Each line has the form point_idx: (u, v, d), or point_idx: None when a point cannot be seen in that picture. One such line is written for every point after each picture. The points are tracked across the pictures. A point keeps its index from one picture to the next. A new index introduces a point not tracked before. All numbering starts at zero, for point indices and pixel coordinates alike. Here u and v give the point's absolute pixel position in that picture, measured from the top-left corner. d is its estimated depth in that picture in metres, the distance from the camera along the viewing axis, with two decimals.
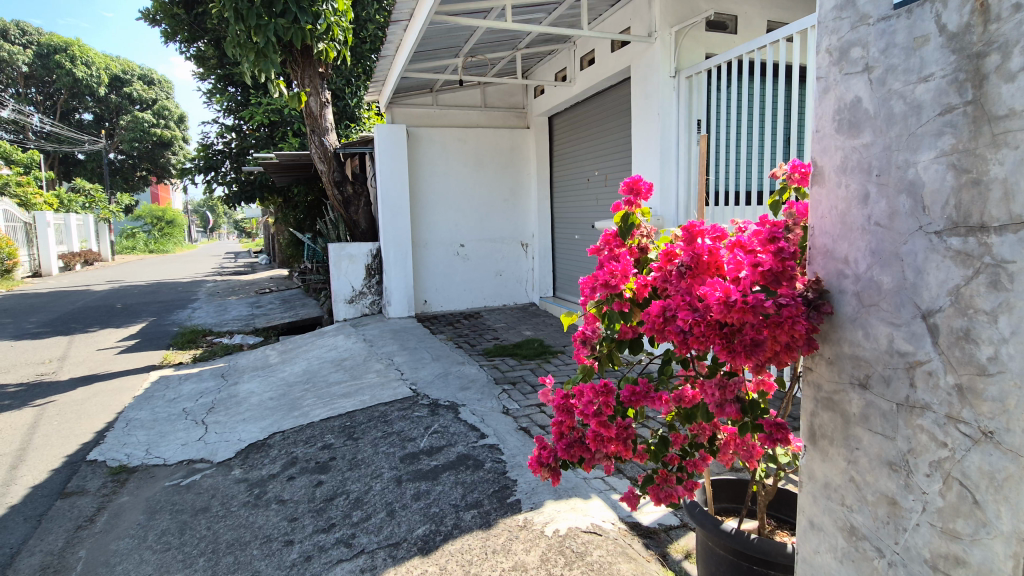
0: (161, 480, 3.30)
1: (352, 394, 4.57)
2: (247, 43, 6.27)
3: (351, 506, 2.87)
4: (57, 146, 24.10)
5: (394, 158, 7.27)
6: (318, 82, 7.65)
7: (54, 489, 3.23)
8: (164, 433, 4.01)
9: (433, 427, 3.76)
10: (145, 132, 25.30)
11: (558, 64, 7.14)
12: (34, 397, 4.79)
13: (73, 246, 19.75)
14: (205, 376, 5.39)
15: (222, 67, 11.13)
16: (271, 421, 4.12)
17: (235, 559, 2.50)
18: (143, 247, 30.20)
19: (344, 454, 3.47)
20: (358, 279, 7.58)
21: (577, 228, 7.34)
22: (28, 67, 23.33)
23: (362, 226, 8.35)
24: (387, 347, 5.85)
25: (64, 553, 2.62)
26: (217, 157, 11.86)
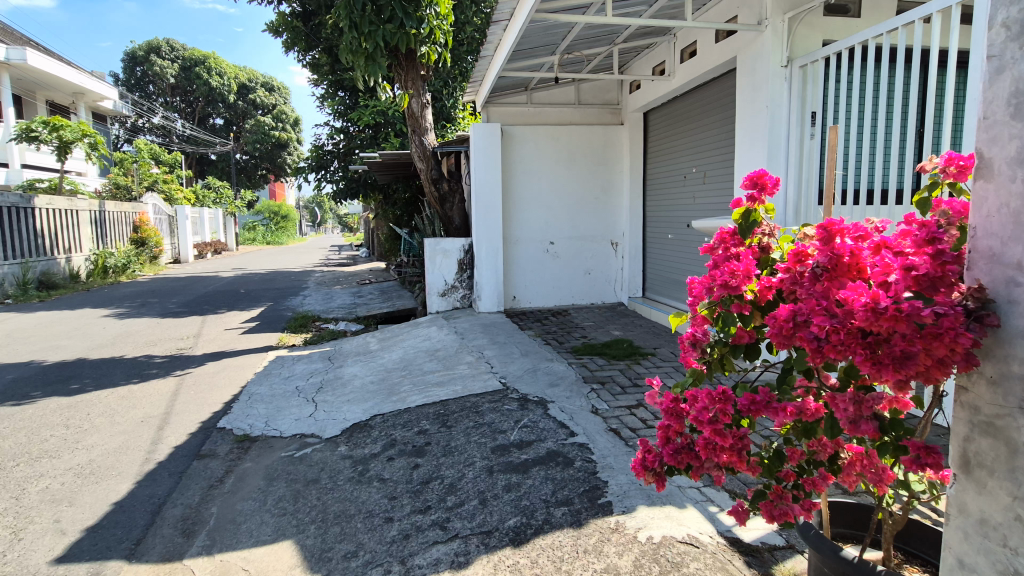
0: (278, 450, 3.63)
1: (444, 384, 4.74)
2: (358, 49, 6.73)
3: (445, 491, 2.98)
4: (195, 148, 27.33)
5: (488, 156, 7.41)
6: (420, 84, 8.00)
7: (192, 450, 3.67)
8: (280, 407, 4.41)
9: (523, 421, 3.80)
10: (266, 134, 28.08)
11: (657, 57, 6.91)
12: (176, 368, 5.47)
13: (205, 237, 22.28)
14: (314, 358, 5.86)
15: (333, 73, 12.03)
16: (372, 404, 4.38)
17: (341, 530, 2.69)
18: (262, 239, 33.42)
19: (438, 440, 3.61)
20: (450, 273, 7.85)
21: (670, 228, 7.07)
22: (174, 79, 26.64)
23: (456, 223, 8.62)
24: (477, 340, 6.01)
25: (200, 507, 2.96)
26: (327, 157, 12.87)
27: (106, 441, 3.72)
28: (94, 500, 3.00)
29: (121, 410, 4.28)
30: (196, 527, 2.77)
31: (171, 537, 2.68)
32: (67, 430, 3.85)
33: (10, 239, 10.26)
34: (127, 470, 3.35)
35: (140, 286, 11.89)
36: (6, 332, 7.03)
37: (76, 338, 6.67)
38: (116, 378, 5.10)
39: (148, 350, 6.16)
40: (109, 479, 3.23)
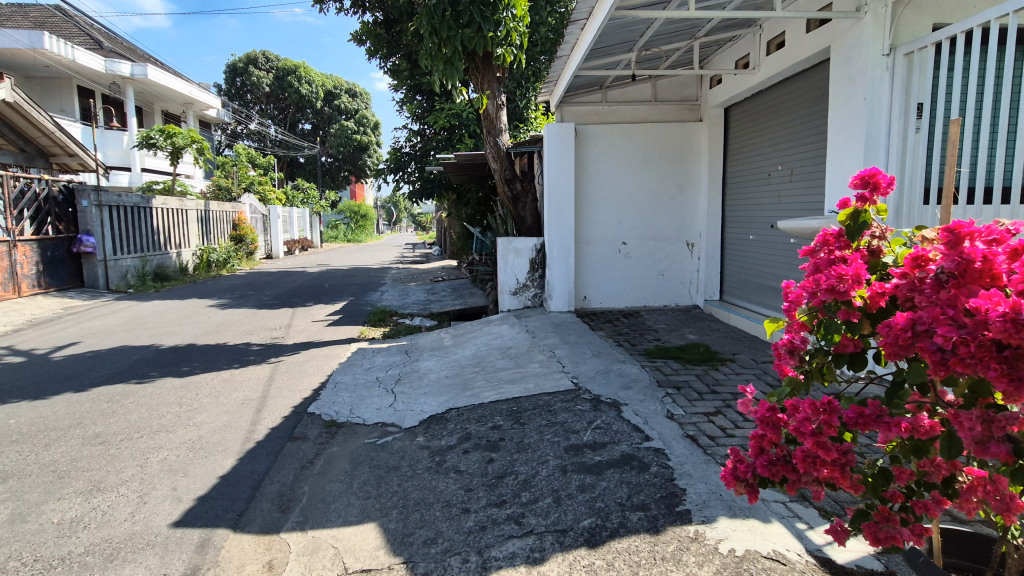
0: (362, 437, 3.84)
1: (517, 381, 4.81)
2: (438, 54, 6.98)
3: (519, 486, 3.03)
4: (286, 152, 29.40)
5: (562, 156, 7.40)
6: (495, 86, 8.13)
7: (286, 431, 3.95)
8: (363, 396, 4.66)
9: (596, 422, 3.77)
10: (349, 138, 29.90)
11: (740, 50, 6.59)
12: (270, 356, 5.91)
13: (294, 234, 23.92)
14: (392, 351, 6.13)
15: (413, 78, 12.53)
16: (447, 397, 4.52)
17: (422, 516, 2.80)
18: (343, 236, 35.36)
19: (512, 436, 3.67)
20: (522, 272, 7.92)
21: (752, 228, 6.74)
22: (269, 87, 28.70)
23: (528, 222, 8.68)
24: (548, 339, 6.04)
25: (294, 485, 3.19)
26: (405, 159, 13.51)
27: (213, 420, 4.07)
28: (204, 472, 3.28)
29: (225, 392, 4.69)
30: (291, 504, 2.99)
31: (270, 511, 2.90)
32: (180, 408, 4.26)
33: (133, 235, 11.51)
34: (231, 447, 3.64)
35: (238, 279, 12.95)
36: (129, 318, 7.90)
37: (186, 325, 7.37)
38: (220, 362, 5.59)
39: (246, 339, 6.70)
40: (216, 454, 3.53)
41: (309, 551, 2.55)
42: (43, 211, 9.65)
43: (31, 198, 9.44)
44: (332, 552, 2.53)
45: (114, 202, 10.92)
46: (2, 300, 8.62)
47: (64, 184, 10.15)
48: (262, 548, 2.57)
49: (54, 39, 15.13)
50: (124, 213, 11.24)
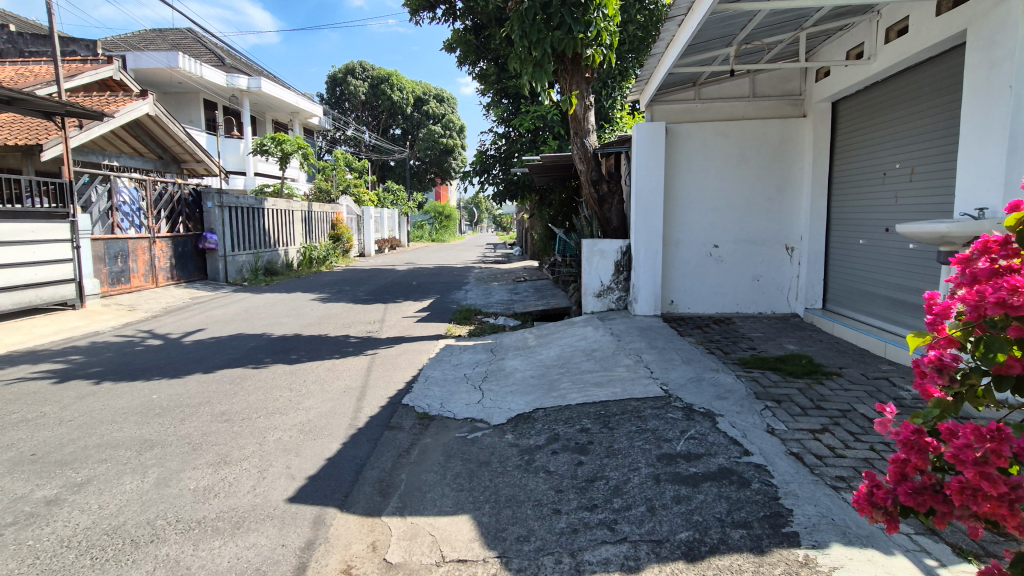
0: (453, 431, 3.96)
1: (604, 384, 4.74)
2: (528, 57, 7.04)
3: (611, 491, 2.98)
4: (379, 156, 31.17)
5: (651, 156, 7.19)
6: (584, 87, 8.08)
7: (384, 420, 4.17)
8: (453, 392, 4.81)
9: (689, 432, 3.64)
10: (436, 141, 31.42)
11: (854, 39, 6.06)
12: (366, 348, 6.27)
13: (383, 234, 25.24)
14: (479, 349, 6.29)
15: (500, 83, 12.83)
16: (534, 397, 4.55)
17: (513, 513, 2.84)
18: (428, 236, 36.82)
19: (601, 440, 3.62)
20: (607, 274, 7.78)
21: (863, 232, 6.17)
22: (365, 96, 30.53)
23: (614, 224, 8.50)
24: (635, 343, 5.90)
25: (392, 472, 3.36)
26: (490, 161, 13.88)
27: (319, 405, 4.38)
28: (313, 453, 3.53)
29: (329, 380, 5.04)
30: (390, 490, 3.14)
31: (371, 495, 3.07)
32: (290, 393, 4.63)
33: (247, 233, 12.69)
34: (336, 432, 3.90)
35: (336, 275, 13.89)
36: (245, 308, 8.72)
37: (293, 316, 8.02)
38: (323, 352, 6.01)
39: (345, 331, 7.15)
40: (323, 437, 3.79)
41: (408, 536, 2.67)
42: (176, 211, 10.88)
43: (168, 199, 10.64)
44: (430, 540, 2.63)
45: (233, 203, 12.09)
46: (144, 289, 9.82)
47: (193, 187, 11.39)
48: (366, 529, 2.73)
49: (186, 59, 17.05)
50: (241, 214, 12.41)
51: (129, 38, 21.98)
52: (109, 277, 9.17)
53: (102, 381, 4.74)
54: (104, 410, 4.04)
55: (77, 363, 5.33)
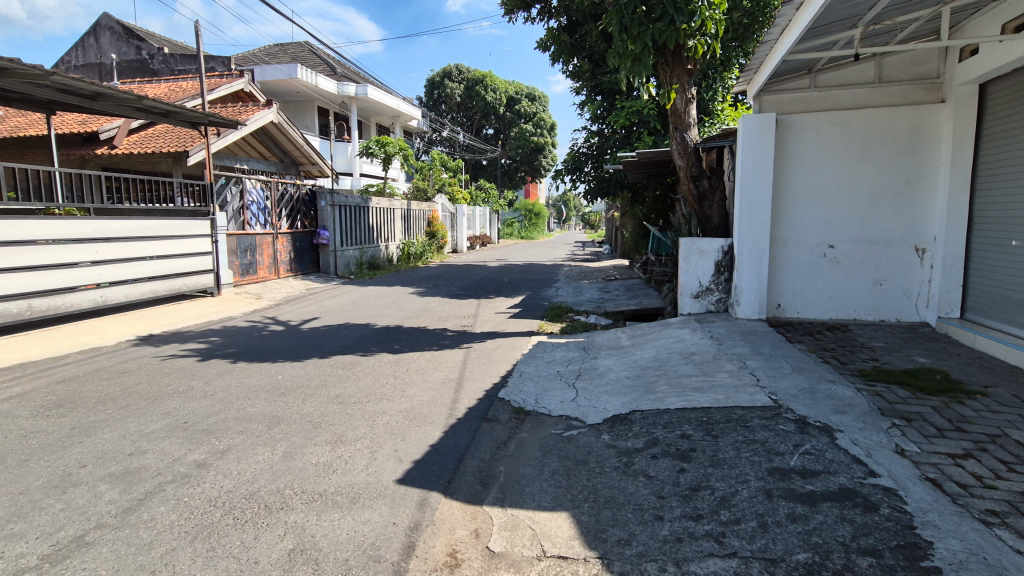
0: (548, 427, 3.99)
1: (705, 390, 4.53)
2: (626, 52, 6.84)
3: (717, 503, 2.84)
4: (472, 156, 32.08)
5: (758, 150, 6.73)
6: (686, 79, 7.75)
7: (481, 412, 4.29)
8: (547, 388, 4.84)
9: (804, 446, 3.38)
10: (527, 140, 32.34)
11: (1011, 10, 5.27)
12: (462, 342, 6.48)
13: (475, 230, 26.00)
14: (571, 347, 6.27)
15: (594, 79, 12.67)
16: (630, 399, 4.46)
17: (613, 515, 2.80)
18: (517, 233, 37.38)
19: (704, 448, 3.47)
20: (706, 274, 7.39)
21: (1015, 232, 5.35)
22: (461, 98, 31.47)
23: (714, 222, 8.06)
24: (738, 348, 5.57)
25: (491, 463, 3.44)
26: (582, 158, 13.80)
27: (421, 394, 4.59)
28: (418, 439, 3.71)
29: (429, 370, 5.28)
30: (490, 480, 3.24)
31: (472, 484, 3.17)
32: (395, 381, 4.90)
33: (354, 230, 13.61)
34: (438, 420, 4.08)
35: (432, 270, 14.51)
36: (351, 299, 9.37)
37: (394, 309, 8.49)
38: (423, 344, 6.31)
39: (442, 324, 7.46)
40: (426, 424, 3.98)
41: (509, 527, 2.73)
42: (295, 210, 11.88)
43: (288, 199, 11.66)
44: (530, 533, 2.67)
45: (342, 202, 13.01)
46: (267, 280, 10.88)
47: (310, 187, 12.36)
48: (469, 516, 2.83)
49: (304, 70, 18.56)
50: (349, 212, 13.34)
51: (257, 54, 24.36)
52: (240, 269, 10.25)
53: (237, 361, 5.32)
54: (239, 387, 4.53)
55: (215, 344, 6.02)
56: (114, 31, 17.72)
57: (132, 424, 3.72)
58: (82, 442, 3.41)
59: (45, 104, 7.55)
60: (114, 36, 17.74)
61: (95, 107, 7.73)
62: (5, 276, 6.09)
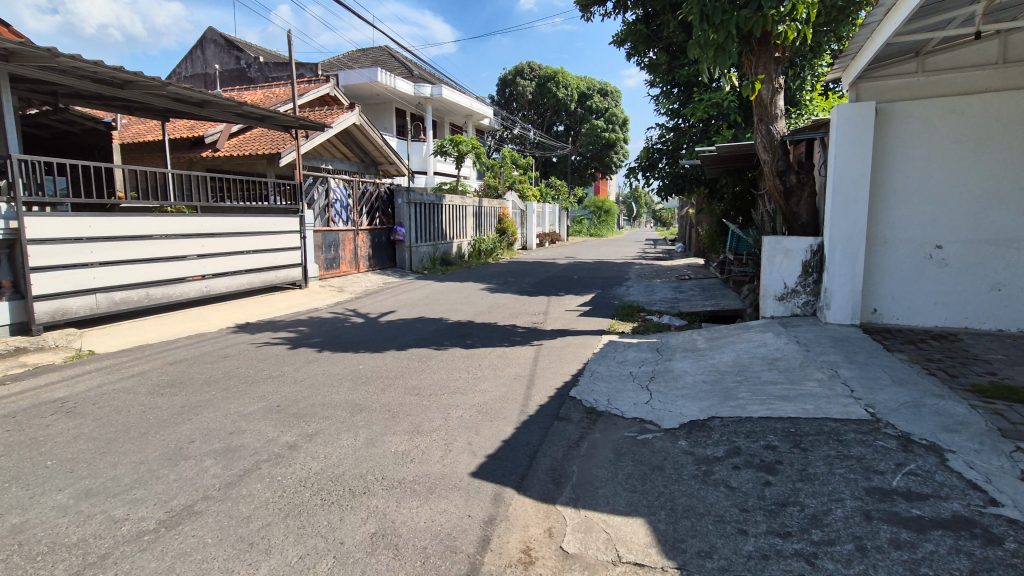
0: (621, 430, 3.90)
1: (791, 399, 4.25)
2: (708, 42, 6.50)
3: (808, 521, 2.66)
4: (543, 153, 32.07)
5: (854, 142, 6.21)
6: (773, 68, 7.29)
7: (553, 411, 4.27)
8: (620, 389, 4.74)
9: (908, 466, 3.08)
10: (598, 136, 31.89)
11: None
12: (532, 339, 6.50)
13: (544, 228, 26.01)
14: (644, 347, 6.11)
15: (671, 72, 12.24)
16: (708, 404, 4.27)
17: (692, 526, 2.69)
18: (587, 231, 36.93)
19: (792, 461, 3.26)
20: (792, 275, 6.92)
21: None
22: (532, 95, 31.53)
23: (803, 220, 7.50)
24: (829, 355, 5.18)
25: (564, 462, 3.42)
26: (656, 154, 13.40)
27: (492, 389, 4.65)
28: (491, 434, 3.76)
29: (501, 366, 5.33)
30: (563, 479, 3.21)
31: (545, 483, 3.16)
32: (468, 375, 5.00)
33: (428, 226, 14.04)
34: (510, 416, 4.11)
35: (502, 267, 14.66)
36: (425, 294, 9.65)
37: (466, 304, 8.66)
38: (494, 339, 6.39)
39: (512, 321, 7.52)
40: (499, 420, 4.02)
41: (583, 529, 2.70)
42: (374, 207, 12.41)
43: (368, 197, 12.19)
44: (605, 537, 2.63)
45: (417, 200, 13.45)
46: (348, 274, 11.47)
47: (387, 186, 12.87)
48: (542, 514, 2.83)
49: (384, 73, 19.34)
50: (423, 209, 13.76)
51: (340, 59, 25.68)
52: (324, 263, 10.89)
53: (322, 350, 5.64)
54: (325, 374, 4.80)
55: (303, 333, 6.41)
56: (217, 43, 19.33)
57: (233, 404, 4.05)
58: (191, 420, 3.75)
59: (160, 112, 8.34)
60: (218, 48, 19.31)
61: (202, 113, 8.44)
62: (128, 268, 6.81)
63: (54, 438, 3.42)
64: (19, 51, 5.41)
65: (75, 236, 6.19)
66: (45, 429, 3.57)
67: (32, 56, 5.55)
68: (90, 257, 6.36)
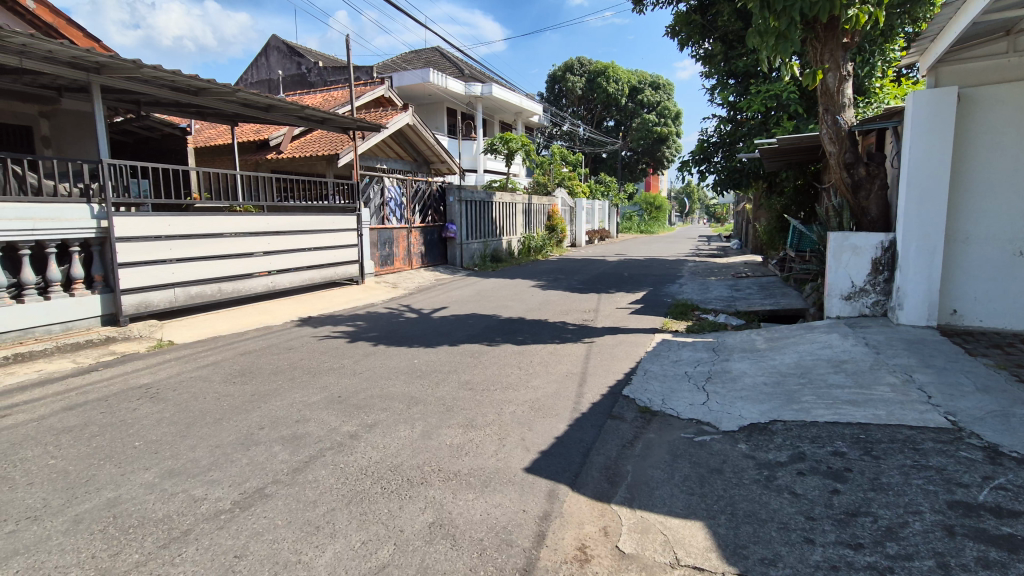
0: (677, 430, 3.82)
1: (861, 403, 4.02)
2: (768, 30, 6.19)
3: (882, 533, 2.51)
4: (592, 149, 31.70)
5: (932, 130, 5.78)
6: (841, 55, 6.83)
7: (606, 409, 4.23)
8: (675, 389, 4.64)
9: (996, 480, 2.85)
10: (650, 130, 31.15)
11: None
12: (583, 336, 6.46)
13: (593, 224, 25.72)
14: (700, 347, 5.94)
15: (727, 62, 11.80)
16: (769, 407, 4.11)
17: (755, 532, 2.60)
18: (637, 228, 36.18)
19: (863, 469, 3.09)
20: (860, 273, 6.53)
21: None
22: (582, 91, 31.23)
23: (872, 215, 7.08)
24: (902, 358, 4.86)
25: (618, 461, 3.38)
26: (711, 148, 12.98)
27: (544, 386, 4.66)
28: (543, 430, 3.76)
29: (553, 363, 5.33)
30: (618, 479, 3.18)
31: (599, 481, 3.14)
32: (520, 371, 5.03)
33: (478, 223, 14.19)
34: (562, 413, 4.10)
35: (551, 264, 14.63)
36: (476, 291, 9.77)
37: (516, 301, 8.70)
38: (545, 336, 6.39)
39: (563, 317, 7.49)
40: (551, 416, 4.02)
41: (639, 529, 2.66)
42: (427, 205, 12.66)
43: (421, 195, 12.45)
44: (662, 539, 2.58)
45: (468, 197, 13.61)
46: (402, 270, 11.78)
47: (439, 184, 13.09)
48: (597, 513, 2.81)
49: (435, 73, 19.67)
50: (473, 206, 13.92)
51: (394, 61, 26.32)
52: (379, 259, 11.24)
53: (378, 344, 5.82)
54: (383, 367, 4.96)
55: (360, 328, 6.64)
56: (280, 50, 20.25)
57: (298, 394, 4.25)
58: (261, 407, 3.96)
59: (230, 117, 8.83)
60: (280, 53, 20.15)
61: (267, 118, 8.87)
62: (201, 264, 7.25)
63: (141, 421, 3.71)
64: (108, 64, 5.85)
65: (155, 234, 6.65)
66: (133, 412, 3.88)
67: (119, 68, 6.00)
68: (168, 254, 6.81)
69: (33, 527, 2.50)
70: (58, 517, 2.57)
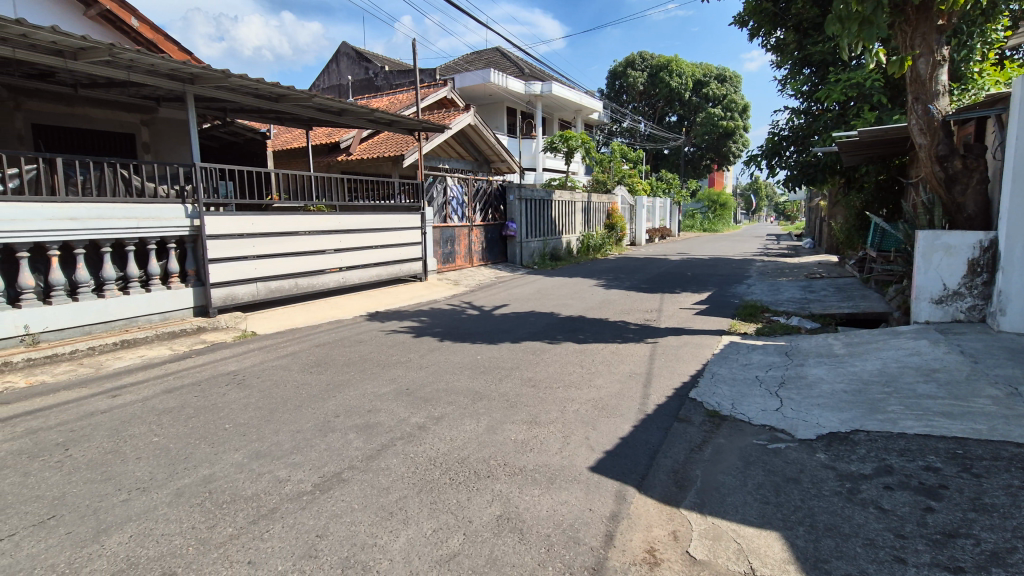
0: (749, 436, 3.67)
1: (957, 416, 3.70)
2: (850, 15, 5.75)
3: (986, 557, 2.30)
4: (654, 146, 30.94)
5: None
6: (935, 39, 6.29)
7: (672, 411, 4.13)
8: (745, 394, 4.46)
9: None
10: (715, 125, 30.00)
11: None
12: (647, 336, 6.33)
13: (654, 223, 25.09)
14: (771, 350, 5.68)
15: (801, 49, 11.16)
16: (851, 416, 3.86)
17: (837, 546, 2.46)
18: (700, 227, 34.94)
19: (960, 487, 2.85)
20: (954, 276, 5.99)
21: None
22: (643, 86, 30.55)
23: (970, 212, 6.48)
24: (1006, 368, 4.43)
25: (686, 465, 3.30)
26: (783, 142, 12.34)
27: (608, 385, 4.61)
28: (608, 430, 3.73)
29: (616, 363, 5.26)
30: (686, 483, 3.10)
31: (667, 484, 3.07)
32: (582, 370, 5.00)
33: (537, 222, 14.21)
34: (627, 413, 4.04)
35: (612, 263, 14.43)
36: (536, 289, 9.80)
37: (577, 300, 8.65)
38: (607, 336, 6.31)
39: (625, 317, 7.37)
40: (616, 416, 3.97)
41: (711, 535, 2.58)
42: (488, 204, 12.81)
43: (482, 194, 12.61)
44: (735, 547, 2.49)
45: (528, 196, 13.65)
46: (463, 268, 12.00)
47: (500, 182, 13.20)
48: (666, 516, 2.75)
49: (496, 73, 19.86)
50: (533, 205, 13.94)
51: (456, 63, 26.84)
52: (441, 257, 11.51)
53: (442, 339, 5.97)
54: (447, 362, 5.08)
55: (425, 323, 6.83)
56: (349, 57, 21.15)
57: (369, 385, 4.44)
58: (335, 397, 4.17)
59: (304, 121, 9.31)
60: (350, 60, 21.06)
61: (338, 121, 9.27)
62: (279, 260, 7.70)
63: (230, 405, 3.99)
64: (200, 74, 6.33)
65: (240, 232, 7.12)
66: (223, 396, 4.19)
67: (209, 78, 6.46)
68: (251, 251, 7.28)
69: (142, 497, 2.75)
70: (162, 489, 2.82)
